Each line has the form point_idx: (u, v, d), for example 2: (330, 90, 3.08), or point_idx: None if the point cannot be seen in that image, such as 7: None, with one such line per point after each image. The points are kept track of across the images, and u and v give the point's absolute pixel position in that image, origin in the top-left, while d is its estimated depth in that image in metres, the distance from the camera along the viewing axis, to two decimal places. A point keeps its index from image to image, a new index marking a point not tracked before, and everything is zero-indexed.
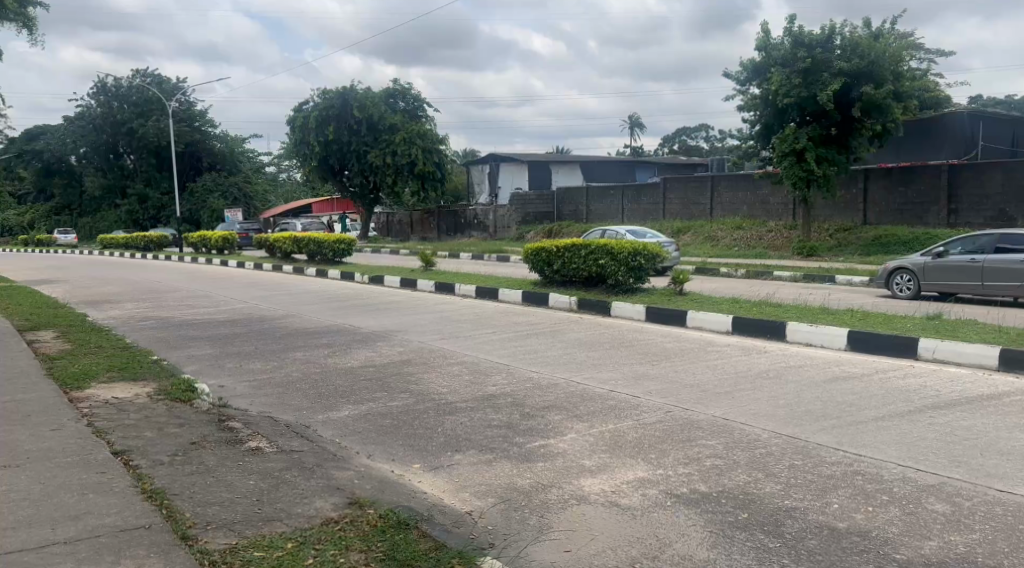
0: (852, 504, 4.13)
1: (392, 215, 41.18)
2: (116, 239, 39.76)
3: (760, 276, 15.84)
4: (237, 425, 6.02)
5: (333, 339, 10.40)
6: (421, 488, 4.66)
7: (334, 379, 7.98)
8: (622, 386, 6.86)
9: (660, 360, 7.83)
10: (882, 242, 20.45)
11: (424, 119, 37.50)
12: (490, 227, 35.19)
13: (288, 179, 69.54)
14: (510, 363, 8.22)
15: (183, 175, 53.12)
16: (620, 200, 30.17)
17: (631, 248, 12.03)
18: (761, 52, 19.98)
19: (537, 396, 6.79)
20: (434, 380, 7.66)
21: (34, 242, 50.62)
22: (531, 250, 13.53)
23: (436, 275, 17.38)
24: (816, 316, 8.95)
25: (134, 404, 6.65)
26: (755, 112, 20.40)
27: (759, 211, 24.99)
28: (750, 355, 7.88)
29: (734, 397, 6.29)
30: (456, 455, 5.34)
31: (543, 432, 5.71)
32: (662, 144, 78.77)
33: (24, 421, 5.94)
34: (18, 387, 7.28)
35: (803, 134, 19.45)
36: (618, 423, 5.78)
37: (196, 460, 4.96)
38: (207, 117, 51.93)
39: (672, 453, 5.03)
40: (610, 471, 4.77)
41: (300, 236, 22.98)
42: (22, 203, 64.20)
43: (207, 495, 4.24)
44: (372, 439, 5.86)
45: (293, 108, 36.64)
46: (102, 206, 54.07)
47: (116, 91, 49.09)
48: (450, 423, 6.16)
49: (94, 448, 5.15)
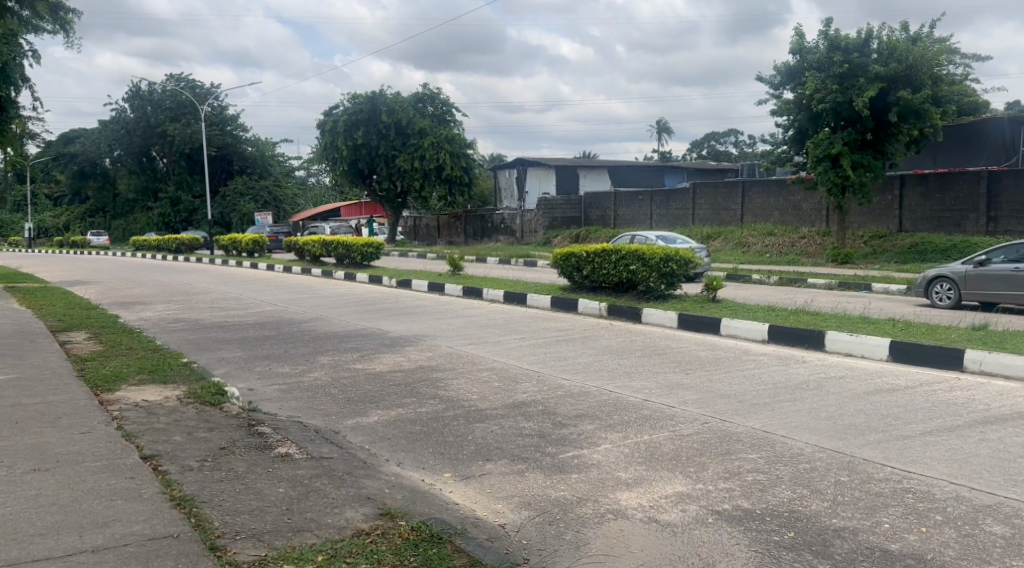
0: (904, 524, 3.98)
1: (419, 218, 41.37)
2: (148, 241, 40.25)
3: (793, 283, 15.58)
4: (266, 431, 5.95)
5: (361, 343, 10.35)
6: (452, 498, 4.56)
7: (362, 384, 7.90)
8: (656, 395, 6.71)
9: (694, 369, 7.67)
10: (918, 250, 20.07)
11: (453, 124, 37.53)
12: (518, 231, 35.26)
13: (317, 183, 70.08)
14: (540, 370, 8.10)
15: (214, 178, 53.68)
16: (648, 206, 29.94)
17: (662, 253, 11.86)
18: (795, 56, 19.72)
19: (569, 404, 6.66)
20: (464, 386, 7.56)
21: (68, 243, 51.43)
22: (560, 255, 13.40)
23: (464, 279, 17.35)
24: (855, 325, 8.74)
25: (164, 408, 6.61)
26: (788, 116, 20.14)
27: (791, 217, 24.63)
28: (788, 365, 7.70)
29: (773, 409, 6.11)
30: (486, 464, 5.23)
31: (577, 442, 5.58)
32: (690, 149, 78.27)
33: (54, 423, 5.93)
34: (49, 387, 7.30)
35: (838, 139, 19.13)
36: (653, 434, 5.63)
37: (225, 466, 4.90)
38: (239, 121, 52.43)
39: (712, 466, 4.88)
40: (647, 485, 4.63)
41: (328, 239, 23.06)
42: (58, 206, 65.35)
43: (236, 504, 4.16)
44: (401, 446, 5.76)
45: (322, 112, 36.85)
46: (135, 209, 54.81)
47: (150, 95, 49.71)
48: (481, 431, 6.05)
49: (123, 452, 5.11)
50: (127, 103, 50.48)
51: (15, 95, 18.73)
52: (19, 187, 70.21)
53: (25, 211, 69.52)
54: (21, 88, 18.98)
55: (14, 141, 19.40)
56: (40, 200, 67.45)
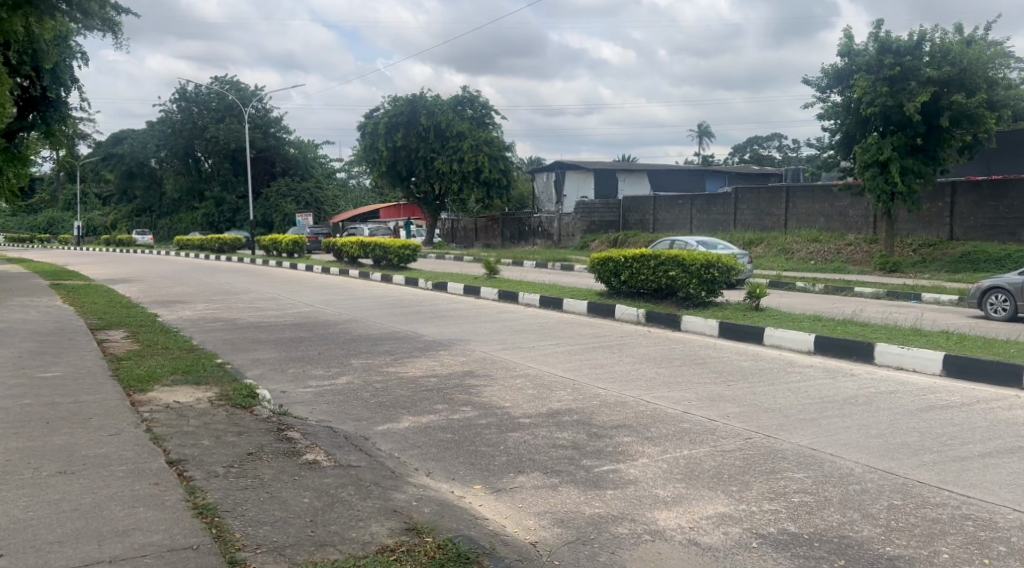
0: (965, 555, 3.71)
1: (458, 221, 41.41)
2: (191, 240, 40.83)
3: (838, 291, 15.17)
4: (295, 436, 5.84)
5: (395, 346, 10.23)
6: (482, 513, 4.39)
7: (395, 388, 7.76)
8: (696, 407, 6.46)
9: (736, 380, 7.40)
10: (970, 259, 19.46)
11: (492, 126, 37.48)
12: (555, 235, 35.08)
13: (358, 185, 70.57)
14: (576, 378, 7.89)
15: (256, 179, 54.32)
16: (689, 210, 29.52)
17: (704, 259, 11.53)
18: (844, 58, 19.28)
19: (606, 414, 6.45)
20: (497, 393, 7.37)
21: (115, 242, 52.39)
22: (597, 259, 13.18)
23: (500, 282, 17.19)
24: (907, 337, 8.38)
25: (195, 409, 6.55)
26: (835, 120, 19.69)
27: (836, 223, 24.06)
28: (836, 378, 7.40)
29: (820, 425, 5.84)
30: (519, 477, 5.05)
31: (614, 455, 5.38)
32: (733, 153, 77.27)
33: (84, 424, 5.88)
34: (83, 387, 7.27)
35: (888, 144, 18.60)
36: (694, 449, 5.40)
37: (251, 473, 4.78)
38: (282, 123, 52.96)
39: (756, 486, 4.64)
40: (687, 504, 4.41)
41: (366, 241, 23.06)
42: (107, 205, 66.67)
43: (259, 513, 4.01)
44: (432, 455, 5.60)
45: (363, 115, 37.09)
46: (180, 209, 55.73)
47: (196, 97, 50.46)
48: (513, 440, 5.86)
49: (150, 456, 5.02)
50: (174, 104, 51.32)
51: (66, 95, 19.02)
52: (70, 186, 71.77)
53: (75, 210, 71.14)
54: (72, 89, 19.28)
55: (64, 141, 19.70)
56: (90, 200, 69.00)
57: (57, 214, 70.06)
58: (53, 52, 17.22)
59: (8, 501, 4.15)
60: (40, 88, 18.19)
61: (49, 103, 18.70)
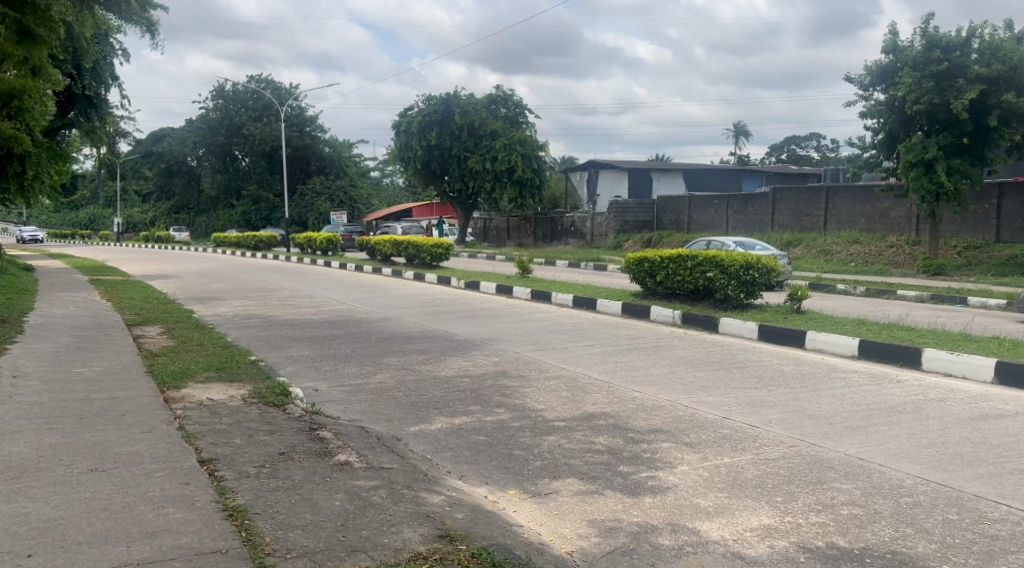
0: None
1: (490, 220, 41.38)
2: (228, 237, 41.36)
3: (881, 294, 14.82)
4: (327, 436, 5.76)
5: (428, 345, 10.14)
6: (516, 520, 4.27)
7: (427, 388, 7.67)
8: (737, 413, 6.27)
9: (778, 385, 7.19)
10: (1018, 263, 18.94)
11: (526, 125, 37.25)
12: (588, 235, 34.87)
13: (392, 184, 70.90)
14: (611, 380, 7.72)
15: (292, 177, 54.79)
16: (725, 211, 29.14)
17: (744, 260, 11.26)
18: (888, 55, 18.89)
19: (643, 418, 6.29)
20: (532, 395, 7.23)
21: (153, 238, 53.12)
22: (632, 259, 12.99)
23: (533, 282, 17.06)
24: (956, 342, 8.11)
25: (227, 407, 6.50)
26: (878, 119, 19.26)
27: (877, 225, 23.58)
28: (882, 384, 7.16)
29: (868, 434, 5.64)
30: (554, 482, 4.92)
31: (652, 462, 5.21)
32: (770, 153, 76.28)
33: (116, 421, 5.85)
34: (118, 384, 7.26)
35: (933, 143, 18.13)
36: (735, 456, 5.23)
37: (283, 474, 4.69)
38: (317, 121, 53.27)
39: (802, 497, 4.47)
40: (730, 514, 4.25)
41: (399, 239, 23.08)
42: (146, 202, 67.66)
43: (290, 517, 3.93)
44: (464, 459, 5.48)
45: (398, 114, 37.21)
46: (217, 206, 56.43)
47: (234, 95, 51.06)
48: (548, 445, 5.71)
49: (181, 455, 4.96)
50: (213, 102, 51.97)
51: (105, 94, 19.28)
52: (111, 183, 72.98)
53: (115, 207, 72.36)
54: (111, 86, 19.53)
55: (104, 139, 19.97)
56: (129, 197, 70.12)
57: (99, 211, 71.42)
58: (94, 51, 17.45)
59: (38, 499, 4.10)
60: (80, 86, 18.42)
61: (89, 102, 18.91)
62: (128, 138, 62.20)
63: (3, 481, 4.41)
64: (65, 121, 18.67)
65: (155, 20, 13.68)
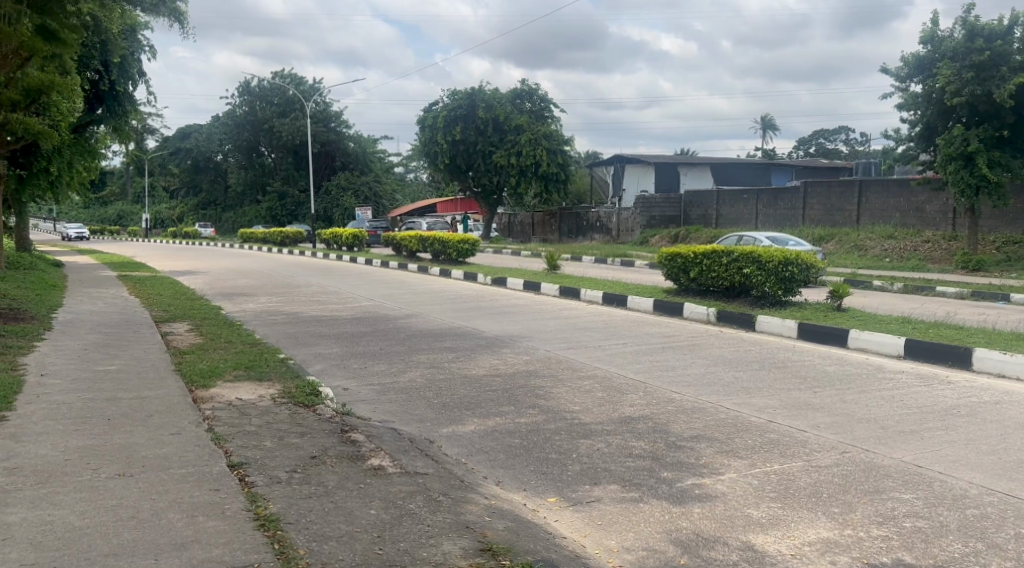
0: None
1: (515, 215, 41.20)
2: (254, 232, 41.60)
3: (919, 290, 14.47)
4: (359, 438, 5.58)
5: (457, 343, 9.95)
6: (559, 530, 4.08)
7: (458, 388, 7.49)
8: (783, 416, 6.02)
9: (824, 386, 6.94)
10: None
11: (551, 119, 36.93)
12: (614, 229, 34.54)
13: (417, 179, 70.96)
14: (647, 380, 7.50)
15: (317, 173, 54.90)
16: (755, 205, 28.72)
17: (782, 256, 10.97)
18: (927, 46, 18.48)
19: (682, 421, 6.05)
20: (566, 396, 7.03)
21: (181, 234, 53.48)
22: (665, 255, 12.72)
23: (561, 277, 16.87)
24: (1009, 342, 7.80)
25: (257, 408, 6.35)
26: (915, 111, 18.81)
27: (913, 219, 23.08)
28: (932, 386, 6.88)
29: (924, 439, 5.37)
30: (595, 488, 4.71)
31: (697, 468, 4.99)
32: (797, 148, 75.34)
33: (144, 422, 5.73)
34: (146, 383, 7.14)
35: (974, 135, 17.64)
36: (785, 463, 4.99)
37: (315, 480, 4.52)
38: (342, 117, 53.31)
39: (861, 508, 4.25)
40: (785, 527, 4.05)
41: (426, 235, 22.93)
42: (174, 197, 68.14)
43: (324, 527, 3.76)
44: (500, 463, 5.28)
45: (422, 109, 37.05)
46: (243, 202, 56.78)
47: (259, 91, 51.05)
48: (586, 448, 5.52)
49: (211, 459, 4.80)
50: (239, 98, 52.15)
51: (132, 89, 19.22)
52: (138, 179, 73.65)
53: (143, 202, 73.00)
54: (138, 82, 19.46)
55: (131, 135, 19.91)
56: (158, 193, 70.76)
57: (128, 207, 72.28)
58: (121, 46, 17.36)
59: (64, 507, 3.96)
60: (108, 82, 18.36)
61: (117, 97, 18.83)
62: (156, 135, 62.74)
63: (30, 486, 4.28)
64: (93, 117, 18.63)
65: (182, 10, 13.43)
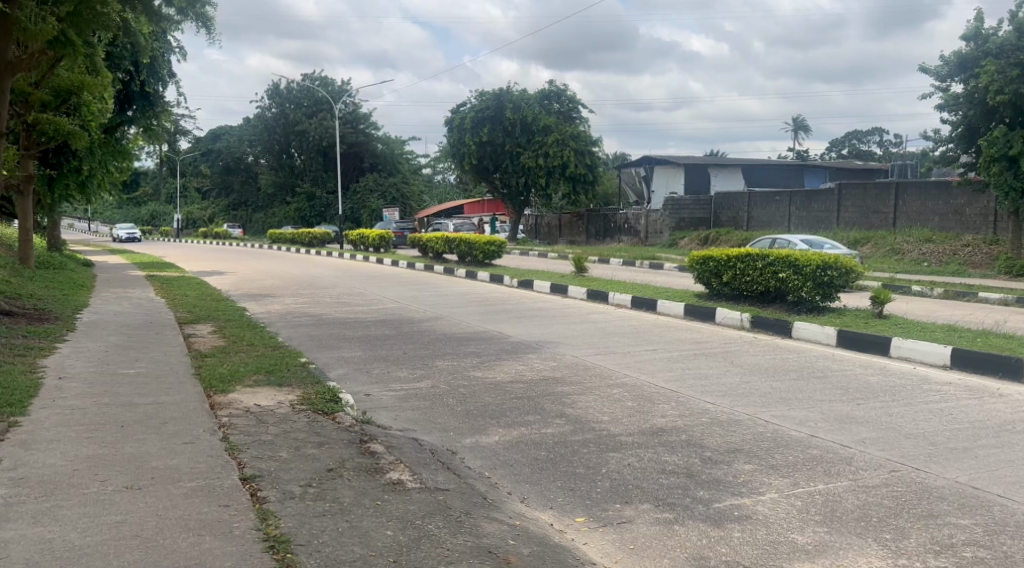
0: None
1: (541, 216, 40.91)
2: (283, 233, 41.74)
3: (961, 295, 13.99)
4: (378, 449, 5.33)
5: (482, 347, 9.71)
6: (588, 555, 3.81)
7: (482, 395, 7.24)
8: (825, 430, 5.69)
9: (867, 398, 6.57)
10: None
11: (580, 121, 36.60)
12: (642, 232, 34.09)
13: (445, 181, 70.94)
14: (680, 390, 7.19)
15: (346, 174, 55.03)
16: (787, 208, 28.20)
17: (820, 260, 10.54)
18: (970, 44, 17.97)
19: (718, 435, 5.74)
20: (593, 405, 6.74)
21: (211, 235, 53.90)
22: (697, 258, 12.37)
23: (588, 281, 16.56)
24: None
25: (275, 415, 6.15)
26: (957, 111, 18.27)
27: (952, 223, 22.45)
28: (983, 399, 6.51)
29: (978, 458, 5.02)
30: (626, 508, 4.42)
31: (735, 487, 4.68)
32: (830, 150, 74.29)
33: (159, 430, 5.55)
34: (162, 388, 6.95)
35: (1018, 136, 17.06)
36: (830, 483, 4.67)
37: (330, 496, 4.28)
38: (371, 119, 53.36)
39: (914, 534, 3.93)
40: (833, 554, 3.75)
41: (452, 236, 22.75)
42: (205, 197, 68.79)
43: (337, 550, 3.52)
44: (525, 478, 5.01)
45: (450, 110, 37.01)
46: (273, 204, 57.11)
47: (288, 93, 51.25)
48: (615, 463, 5.22)
49: (223, 472, 4.59)
50: (269, 100, 52.47)
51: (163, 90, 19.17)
52: (171, 180, 74.42)
53: (176, 203, 73.82)
54: (169, 83, 19.42)
55: (162, 135, 19.85)
56: (190, 193, 71.47)
57: (160, 208, 73.17)
58: (151, 46, 17.32)
59: (65, 523, 3.76)
60: (138, 83, 18.32)
61: (146, 98, 18.77)
62: (188, 137, 63.40)
63: (34, 499, 4.09)
64: (124, 117, 18.62)
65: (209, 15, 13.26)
